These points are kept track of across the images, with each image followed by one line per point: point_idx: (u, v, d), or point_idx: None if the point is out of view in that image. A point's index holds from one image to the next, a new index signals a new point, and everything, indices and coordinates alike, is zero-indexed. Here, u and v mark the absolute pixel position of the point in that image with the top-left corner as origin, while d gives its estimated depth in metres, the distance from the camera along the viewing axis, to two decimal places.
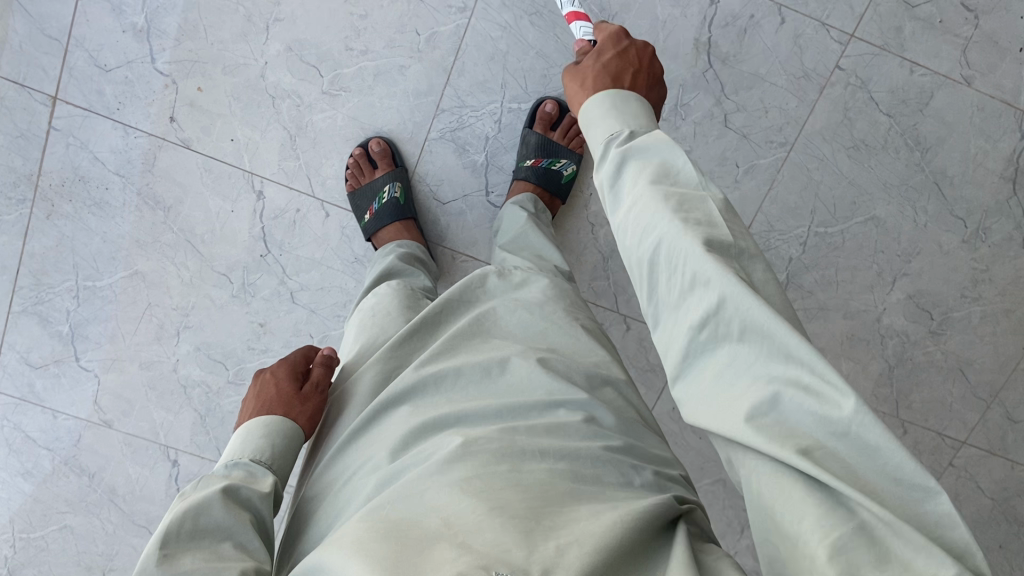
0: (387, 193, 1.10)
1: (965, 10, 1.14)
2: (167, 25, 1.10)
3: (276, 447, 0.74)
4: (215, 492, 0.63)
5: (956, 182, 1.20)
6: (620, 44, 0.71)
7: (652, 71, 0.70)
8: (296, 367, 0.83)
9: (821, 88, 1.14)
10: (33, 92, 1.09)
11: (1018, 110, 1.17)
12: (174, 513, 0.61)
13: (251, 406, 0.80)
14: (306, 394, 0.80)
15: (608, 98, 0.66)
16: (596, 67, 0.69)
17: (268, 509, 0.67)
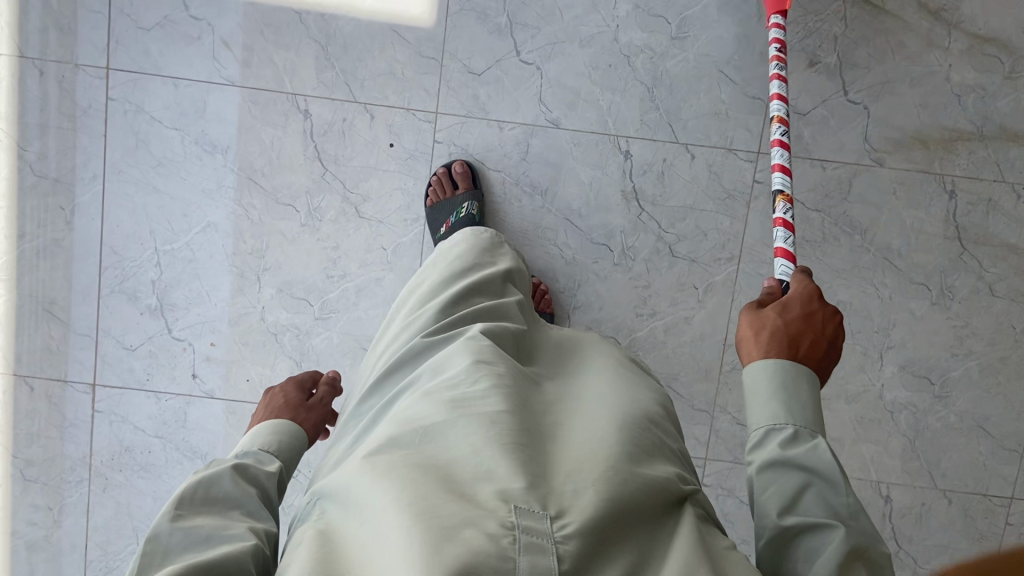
0: (466, 208, 1.19)
1: (852, 104, 1.22)
2: (176, 298, 1.28)
3: (284, 440, 0.83)
4: (227, 470, 0.68)
5: (903, 252, 1.26)
6: (809, 304, 0.70)
7: (833, 338, 0.68)
8: (302, 385, 0.99)
9: (748, 202, 1.25)
10: (75, 383, 1.29)
11: (937, 174, 1.24)
12: (188, 482, 0.65)
13: (264, 411, 0.93)
14: (311, 405, 0.94)
15: (782, 359, 0.65)
16: (790, 322, 0.68)
17: (274, 488, 0.73)
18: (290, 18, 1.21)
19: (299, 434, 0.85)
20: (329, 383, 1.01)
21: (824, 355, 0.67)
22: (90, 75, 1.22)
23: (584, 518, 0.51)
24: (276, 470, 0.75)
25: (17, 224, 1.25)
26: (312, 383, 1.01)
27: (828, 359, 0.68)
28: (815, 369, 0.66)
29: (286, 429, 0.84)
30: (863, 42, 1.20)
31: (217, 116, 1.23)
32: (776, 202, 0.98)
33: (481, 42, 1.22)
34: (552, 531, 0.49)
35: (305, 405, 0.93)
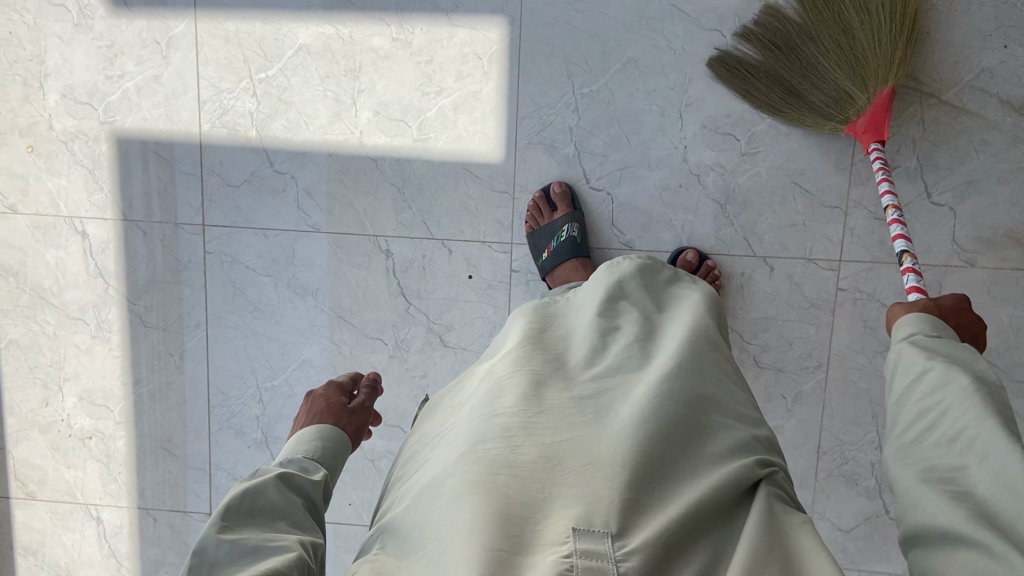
0: (566, 233, 1.20)
1: (937, 206, 1.18)
2: (279, 430, 1.35)
3: (326, 445, 0.84)
4: (271, 478, 0.74)
5: (1003, 351, 1.21)
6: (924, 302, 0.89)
7: None
8: (342, 388, 0.96)
9: (833, 310, 1.23)
10: (194, 512, 1.38)
11: None
12: (235, 492, 0.71)
13: (303, 414, 0.91)
14: (352, 408, 0.93)
15: (920, 324, 0.71)
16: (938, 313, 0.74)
17: (319, 495, 0.77)
18: (366, 164, 1.26)
19: (340, 439, 0.86)
20: (371, 386, 0.99)
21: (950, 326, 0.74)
22: (186, 231, 1.30)
23: (642, 541, 0.58)
24: (321, 479, 0.79)
25: (132, 371, 1.35)
26: (353, 385, 0.99)
27: None
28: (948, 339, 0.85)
29: (331, 435, 0.86)
30: (944, 143, 1.17)
31: (305, 261, 1.29)
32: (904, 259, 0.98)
33: (550, 173, 1.24)
34: (612, 553, 0.57)
35: (348, 408, 0.92)
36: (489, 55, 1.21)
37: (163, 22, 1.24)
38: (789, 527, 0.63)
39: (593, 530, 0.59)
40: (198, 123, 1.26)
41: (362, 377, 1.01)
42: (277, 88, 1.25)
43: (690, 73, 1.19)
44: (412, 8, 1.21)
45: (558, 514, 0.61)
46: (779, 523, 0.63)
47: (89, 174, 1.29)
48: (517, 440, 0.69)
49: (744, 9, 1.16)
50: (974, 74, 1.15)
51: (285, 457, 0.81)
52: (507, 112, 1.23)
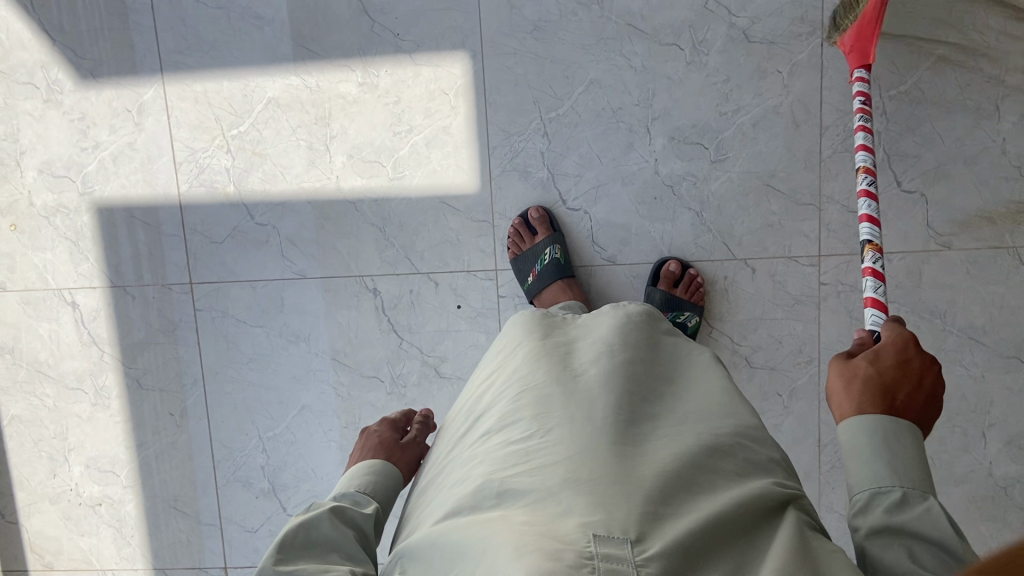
0: (549, 255, 1.21)
1: (908, 193, 1.20)
2: (286, 477, 1.36)
3: (378, 482, 0.86)
4: (326, 512, 0.75)
5: (989, 328, 1.22)
6: (904, 351, 0.72)
7: (932, 391, 0.70)
8: (395, 424, 0.97)
9: (818, 304, 1.25)
10: (210, 568, 1.39)
11: (1012, 248, 1.20)
12: (290, 525, 0.73)
13: (358, 451, 0.93)
14: (404, 443, 0.94)
15: (871, 418, 0.69)
16: (885, 374, 0.71)
17: (371, 528, 0.79)
18: (345, 207, 1.28)
19: (395, 476, 0.88)
20: (424, 421, 1.00)
21: (933, 397, 0.71)
22: (175, 291, 1.31)
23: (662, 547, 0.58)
24: (373, 512, 0.80)
25: (135, 434, 1.36)
26: (405, 420, 0.99)
27: (927, 413, 0.70)
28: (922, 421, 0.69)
29: (383, 471, 0.87)
30: (909, 131, 1.19)
31: (295, 308, 1.31)
32: (865, 252, 1.00)
33: (527, 198, 1.25)
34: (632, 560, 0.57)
35: (401, 445, 0.94)
36: (455, 90, 1.23)
37: (131, 90, 1.26)
38: (817, 549, 0.63)
39: (612, 538, 0.59)
40: (177, 184, 1.28)
41: (414, 413, 1.02)
42: (250, 142, 1.26)
43: (654, 87, 1.21)
44: (374, 51, 1.23)
45: (578, 521, 0.61)
46: (804, 543, 0.63)
47: (74, 246, 1.31)
48: (538, 461, 0.69)
49: (699, 21, 1.19)
50: (931, 62, 1.17)
51: (337, 493, 0.83)
52: (478, 143, 1.24)
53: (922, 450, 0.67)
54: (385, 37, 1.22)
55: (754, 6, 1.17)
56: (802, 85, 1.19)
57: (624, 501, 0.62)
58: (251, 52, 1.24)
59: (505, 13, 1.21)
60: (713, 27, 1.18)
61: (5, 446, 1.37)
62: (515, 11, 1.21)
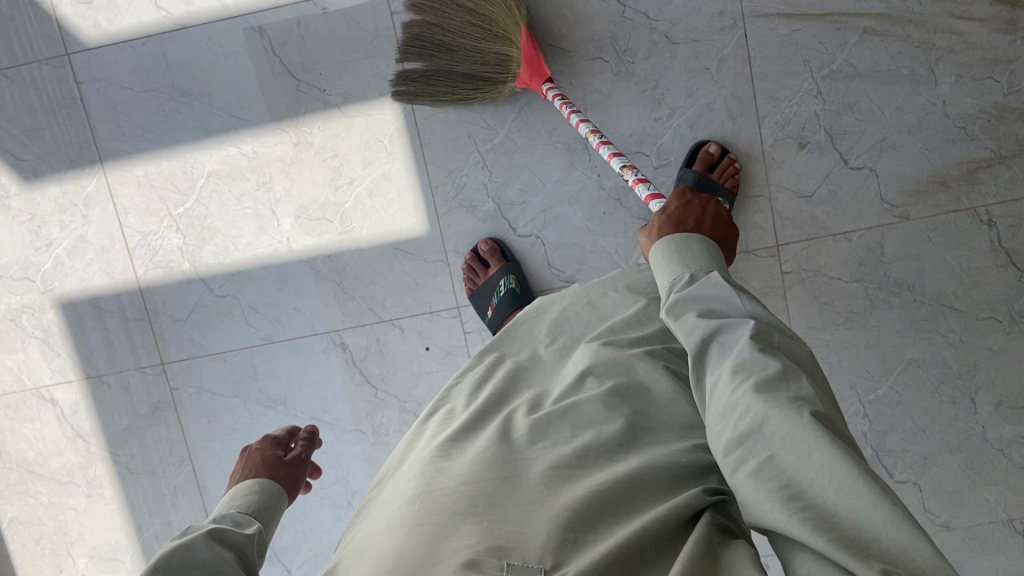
0: (504, 286, 1.20)
1: (856, 170, 1.18)
2: (285, 540, 1.36)
3: (257, 504, 0.79)
4: (201, 536, 0.67)
5: (960, 293, 1.20)
6: (684, 197, 0.82)
7: (714, 216, 0.79)
8: (276, 440, 0.90)
9: (784, 293, 1.23)
10: None
11: (969, 210, 1.18)
12: (162, 551, 0.64)
13: (236, 471, 0.86)
14: (287, 461, 0.87)
15: (666, 243, 0.76)
16: (672, 213, 0.80)
17: (254, 550, 0.71)
18: (300, 267, 1.28)
19: (277, 494, 0.82)
20: (308, 437, 0.94)
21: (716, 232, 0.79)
22: (149, 374, 1.32)
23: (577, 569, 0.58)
24: (253, 533, 0.74)
25: (132, 519, 1.37)
26: (290, 436, 0.93)
27: (716, 234, 0.79)
28: (711, 237, 0.77)
29: (266, 489, 0.81)
30: (847, 108, 1.17)
31: (268, 373, 1.31)
32: (625, 172, 1.01)
33: (478, 232, 1.25)
34: None
35: (283, 461, 0.87)
36: (390, 136, 1.23)
37: (75, 183, 1.27)
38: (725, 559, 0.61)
39: (531, 560, 0.58)
40: (133, 269, 1.29)
41: (305, 429, 0.96)
42: (198, 218, 1.27)
43: (585, 103, 1.19)
44: (304, 110, 1.23)
45: (502, 534, 0.60)
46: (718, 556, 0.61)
47: (44, 344, 1.32)
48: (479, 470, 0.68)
49: (619, 31, 1.17)
50: (858, 36, 1.15)
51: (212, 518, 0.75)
52: (421, 184, 1.24)
53: (711, 250, 0.75)
54: (313, 94, 1.22)
55: (671, 8, 1.16)
56: (732, 79, 1.17)
57: (555, 521, 0.61)
58: (185, 129, 1.25)
59: None
60: (634, 35, 1.17)
61: (9, 547, 1.39)
62: None
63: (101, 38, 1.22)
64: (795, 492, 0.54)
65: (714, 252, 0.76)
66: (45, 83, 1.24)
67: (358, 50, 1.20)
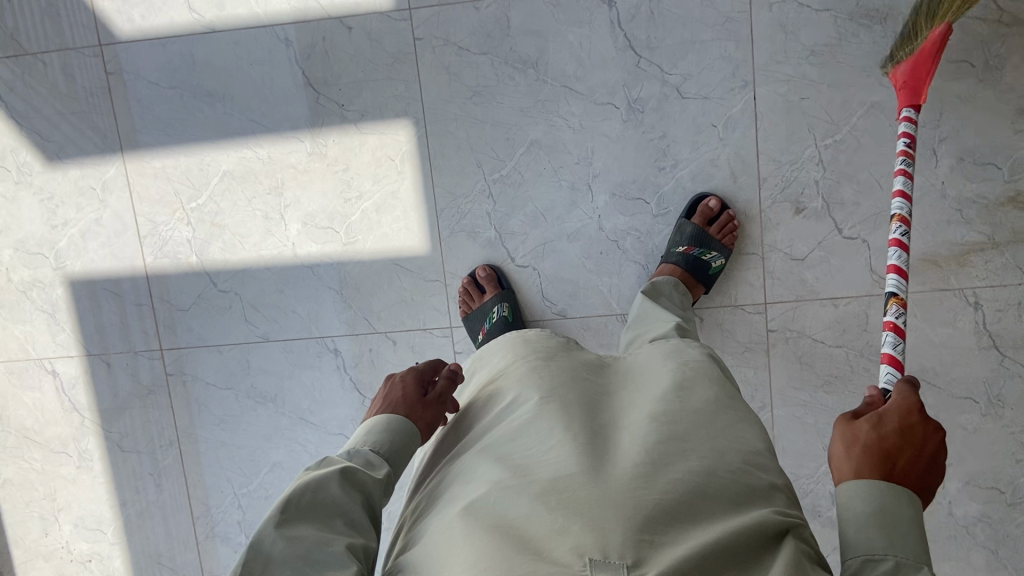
0: (496, 313, 1.23)
1: (849, 240, 1.20)
2: None
3: (396, 440, 0.80)
4: (335, 475, 0.71)
5: (939, 370, 1.22)
6: (910, 415, 0.70)
7: (933, 457, 0.68)
8: (423, 375, 0.88)
9: (767, 350, 1.25)
10: None
11: (957, 290, 1.20)
12: (296, 485, 0.69)
13: (378, 404, 0.85)
14: (427, 401, 0.85)
15: (868, 482, 0.66)
16: (886, 437, 0.69)
17: (382, 496, 0.73)
18: (301, 272, 1.31)
19: (410, 433, 0.81)
20: (452, 374, 0.90)
21: (934, 466, 0.68)
22: (146, 358, 1.37)
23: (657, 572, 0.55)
24: (386, 476, 0.76)
25: (118, 494, 1.42)
26: (433, 371, 0.91)
27: (926, 478, 0.68)
28: (916, 488, 0.66)
29: (397, 431, 0.80)
30: (847, 179, 1.19)
31: (261, 370, 1.35)
32: (889, 306, 1.00)
33: (476, 258, 1.28)
34: None
35: (423, 399, 0.85)
36: (401, 156, 1.26)
37: (95, 168, 1.31)
38: None
39: (608, 563, 0.56)
40: (142, 257, 1.34)
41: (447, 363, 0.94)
42: (209, 214, 1.31)
43: (592, 146, 1.23)
44: (321, 122, 1.26)
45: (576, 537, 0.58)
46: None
47: (50, 318, 1.37)
48: (547, 470, 0.66)
49: (632, 80, 1.20)
50: (865, 109, 1.17)
51: (349, 448, 0.78)
52: (426, 206, 1.28)
53: (912, 503, 0.65)
54: (331, 108, 1.26)
55: (685, 63, 1.19)
56: (738, 138, 1.20)
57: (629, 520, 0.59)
58: (206, 128, 1.29)
59: (443, 80, 1.23)
60: (647, 86, 1.20)
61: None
62: (452, 77, 1.23)
63: (133, 33, 1.27)
64: None
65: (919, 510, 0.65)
66: (76, 70, 1.29)
67: (378, 71, 1.24)
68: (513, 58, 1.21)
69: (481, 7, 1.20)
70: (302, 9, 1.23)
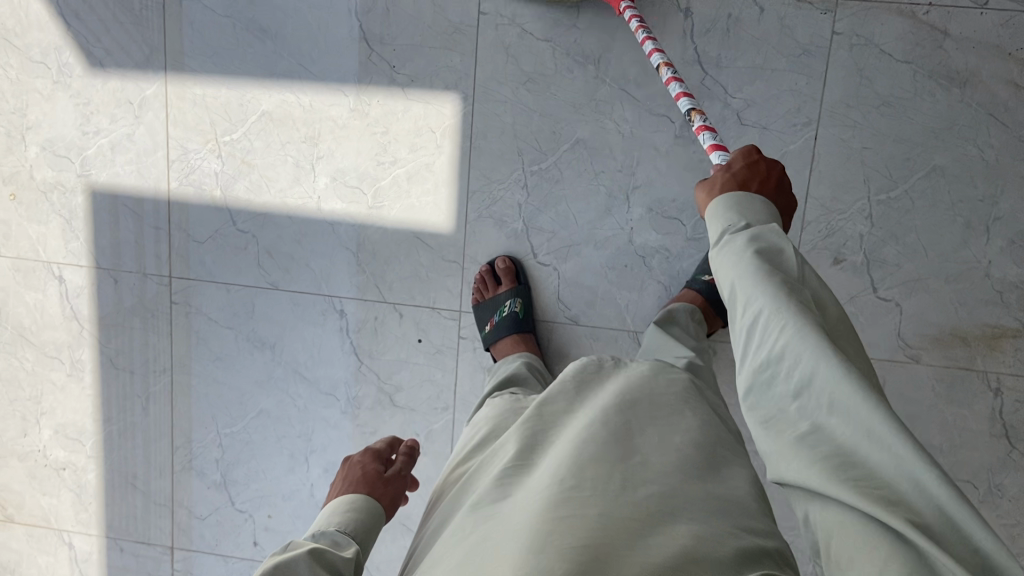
0: (508, 308, 1.20)
1: (883, 301, 1.16)
2: (237, 474, 1.40)
3: (358, 520, 0.87)
4: (304, 553, 0.75)
5: (945, 449, 1.19)
6: (752, 156, 0.83)
7: (778, 183, 0.81)
8: (379, 454, 0.98)
9: None
10: (158, 545, 1.45)
11: (980, 372, 1.16)
12: (266, 567, 0.73)
13: (339, 485, 0.94)
14: (387, 478, 0.94)
15: (729, 200, 0.78)
16: (735, 172, 0.81)
17: (350, 570, 0.78)
18: (321, 227, 1.29)
19: (372, 509, 0.89)
20: (409, 450, 1.00)
21: (780, 187, 0.82)
22: (153, 281, 1.36)
23: None
24: (352, 554, 0.81)
25: (103, 409, 1.41)
26: (390, 449, 1.01)
27: (774, 200, 0.81)
28: (771, 204, 0.79)
29: (360, 507, 0.88)
30: (892, 239, 1.15)
31: (264, 315, 1.34)
32: (692, 117, 0.92)
33: (499, 246, 1.26)
34: None
35: (383, 477, 0.94)
36: (443, 129, 1.23)
37: (136, 83, 1.29)
38: None
39: None
40: (167, 181, 1.32)
41: (399, 441, 1.04)
42: (240, 151, 1.29)
43: (638, 156, 1.19)
44: (370, 79, 1.23)
45: None
46: None
47: (66, 224, 1.35)
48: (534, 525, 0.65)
49: (692, 96, 1.16)
50: (927, 171, 1.12)
51: (314, 535, 0.83)
52: (458, 185, 1.24)
53: (770, 213, 0.78)
54: (382, 67, 1.23)
55: (750, 89, 1.14)
56: (789, 177, 1.16)
57: None
58: (252, 65, 1.26)
59: (501, 60, 1.19)
60: (706, 105, 1.16)
61: None
62: (509, 59, 1.19)
63: None
64: (845, 460, 0.59)
65: (773, 213, 0.78)
66: None
67: (437, 39, 1.20)
68: (576, 51, 1.17)
69: None
70: None
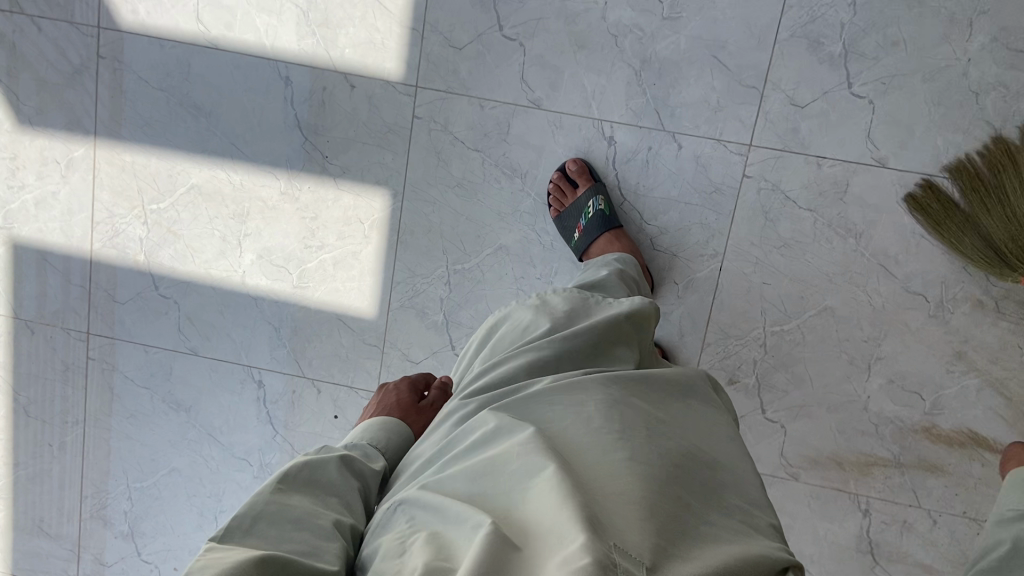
0: (592, 208, 1.15)
1: (770, 421, 1.25)
2: (145, 526, 1.43)
3: (392, 437, 0.90)
4: (334, 458, 0.76)
5: (815, 558, 1.28)
6: None
7: None
8: (414, 386, 1.03)
9: None
10: None
11: (854, 494, 1.25)
12: (295, 462, 0.73)
13: (374, 410, 0.98)
14: (421, 407, 0.98)
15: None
16: None
17: (375, 484, 0.79)
18: (246, 301, 1.32)
19: (403, 432, 0.91)
20: (439, 385, 1.04)
21: None
22: (71, 337, 1.36)
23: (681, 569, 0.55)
24: (381, 469, 0.82)
25: (14, 453, 1.42)
26: (425, 386, 1.05)
27: None
28: None
29: (393, 429, 0.90)
30: (783, 367, 1.23)
31: (182, 379, 1.36)
32: None
33: (417, 334, 1.29)
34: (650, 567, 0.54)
35: (417, 405, 0.98)
36: (371, 222, 1.26)
37: (64, 144, 1.28)
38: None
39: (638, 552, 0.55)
40: (91, 242, 1.32)
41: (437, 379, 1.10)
42: (166, 220, 1.30)
43: (557, 266, 1.24)
44: (301, 167, 1.25)
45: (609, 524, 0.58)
46: None
47: None
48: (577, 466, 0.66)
49: None
50: (818, 310, 1.20)
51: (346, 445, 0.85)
52: (382, 274, 1.28)
53: None
54: (315, 156, 1.25)
55: (666, 218, 1.20)
56: (694, 300, 1.22)
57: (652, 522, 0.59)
58: (185, 140, 1.27)
59: (431, 162, 1.23)
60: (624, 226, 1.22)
61: None
62: (440, 162, 1.23)
63: (135, 27, 1.23)
64: None
65: None
66: (67, 44, 1.24)
67: (369, 135, 1.23)
68: (504, 163, 1.22)
69: (486, 106, 1.20)
70: (310, 55, 1.22)
